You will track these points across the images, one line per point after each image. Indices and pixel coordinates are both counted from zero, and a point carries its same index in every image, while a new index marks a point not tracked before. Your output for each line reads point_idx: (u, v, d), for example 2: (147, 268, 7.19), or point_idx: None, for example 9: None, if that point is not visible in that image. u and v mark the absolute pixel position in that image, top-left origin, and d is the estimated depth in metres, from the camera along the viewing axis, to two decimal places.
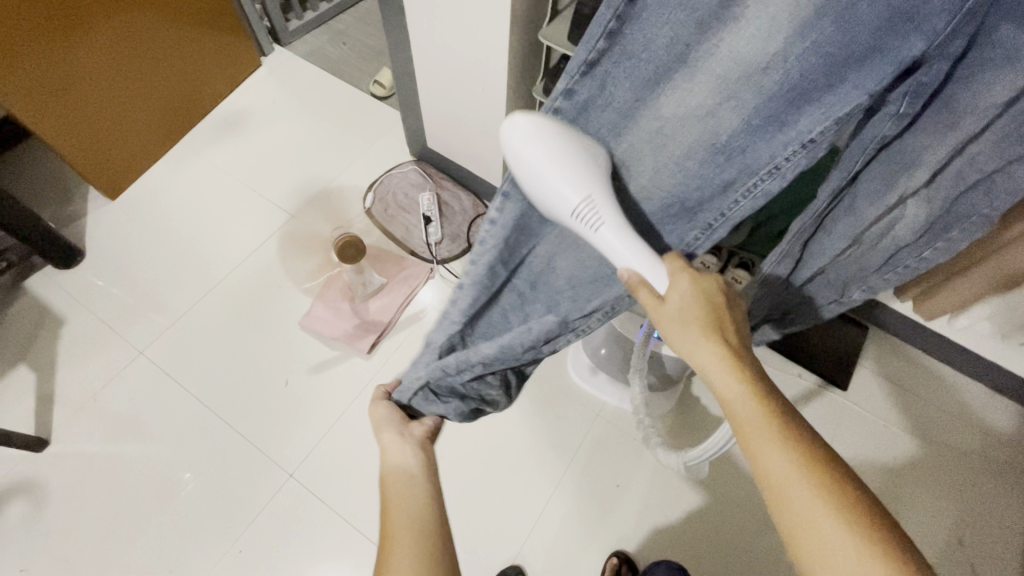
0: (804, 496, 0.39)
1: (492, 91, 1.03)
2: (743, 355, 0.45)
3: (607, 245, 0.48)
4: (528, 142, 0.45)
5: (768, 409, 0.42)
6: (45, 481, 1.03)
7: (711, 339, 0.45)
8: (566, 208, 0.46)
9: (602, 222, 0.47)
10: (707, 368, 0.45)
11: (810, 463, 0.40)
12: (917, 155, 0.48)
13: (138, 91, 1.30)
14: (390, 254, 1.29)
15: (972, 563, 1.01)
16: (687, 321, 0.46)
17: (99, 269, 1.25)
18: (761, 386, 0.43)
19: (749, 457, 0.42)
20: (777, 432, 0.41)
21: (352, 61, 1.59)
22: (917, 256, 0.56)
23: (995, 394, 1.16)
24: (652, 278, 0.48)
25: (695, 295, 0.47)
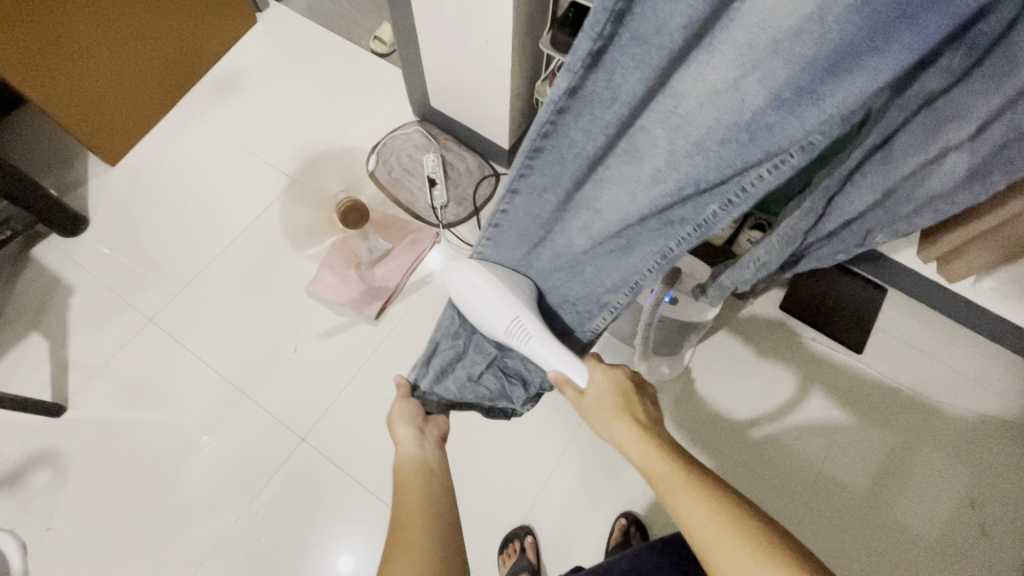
0: (722, 542, 0.43)
1: (496, 46, 0.97)
2: (654, 430, 0.54)
3: (537, 354, 0.62)
4: (477, 288, 0.62)
5: (681, 466, 0.49)
6: (65, 446, 1.06)
7: (624, 418, 0.55)
8: (501, 327, 0.61)
9: (531, 337, 0.61)
10: (625, 442, 0.53)
11: (722, 510, 0.45)
12: (966, 108, 0.44)
13: (133, 56, 1.26)
14: (395, 219, 1.26)
15: (982, 525, 1.01)
16: (603, 407, 0.56)
17: (105, 237, 1.24)
18: (676, 454, 0.50)
19: (673, 514, 0.47)
20: (691, 488, 0.47)
21: (351, 15, 1.51)
22: (951, 200, 0.55)
23: (1011, 356, 1.13)
24: (574, 377, 0.60)
25: (607, 384, 0.58)
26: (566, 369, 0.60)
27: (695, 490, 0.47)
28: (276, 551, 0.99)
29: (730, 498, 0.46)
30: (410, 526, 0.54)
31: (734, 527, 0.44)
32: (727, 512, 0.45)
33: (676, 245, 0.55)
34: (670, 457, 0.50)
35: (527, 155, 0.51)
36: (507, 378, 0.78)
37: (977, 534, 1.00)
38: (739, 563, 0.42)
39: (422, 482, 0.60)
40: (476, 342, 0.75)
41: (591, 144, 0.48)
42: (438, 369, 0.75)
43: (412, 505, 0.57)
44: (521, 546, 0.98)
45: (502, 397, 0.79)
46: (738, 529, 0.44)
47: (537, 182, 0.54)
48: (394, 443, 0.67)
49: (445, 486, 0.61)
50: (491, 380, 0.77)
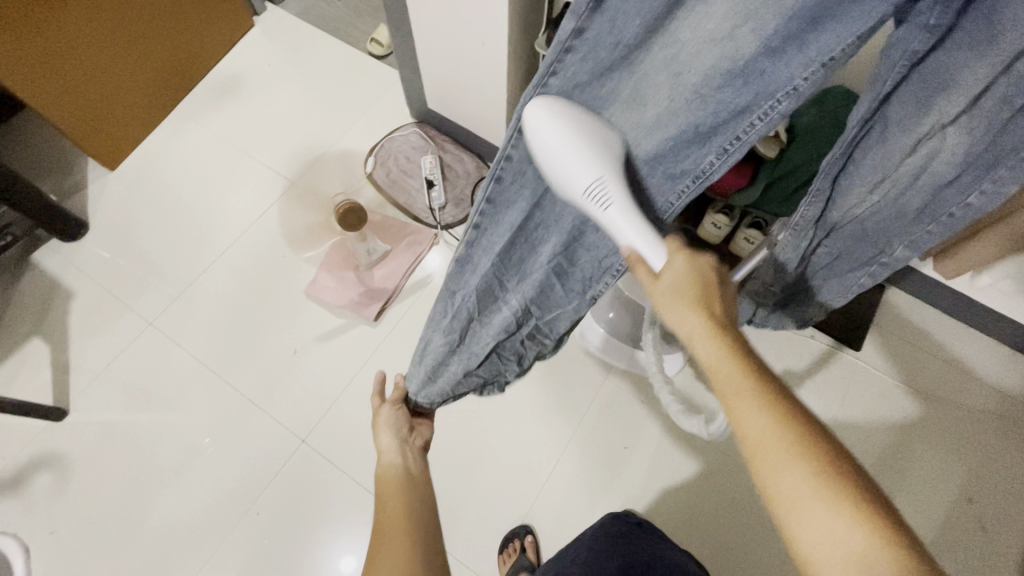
0: (782, 457, 0.36)
1: (492, 46, 0.97)
2: (732, 329, 0.44)
3: (611, 226, 0.48)
4: (557, 125, 0.44)
5: (752, 372, 0.40)
6: (67, 450, 1.06)
7: (699, 309, 0.44)
8: (579, 188, 0.46)
9: (612, 203, 0.47)
10: (692, 336, 0.44)
11: (791, 426, 0.37)
12: (953, 76, 0.43)
13: (130, 60, 1.26)
14: (393, 220, 1.27)
15: (982, 520, 1.01)
16: (680, 293, 0.45)
17: (104, 240, 1.25)
18: (749, 358, 0.41)
19: (728, 418, 0.40)
20: (761, 396, 0.39)
21: (348, 17, 1.52)
22: (962, 198, 0.53)
23: (1010, 351, 1.13)
24: (649, 258, 0.48)
25: (690, 272, 0.46)
26: (642, 247, 0.48)
27: (762, 399, 0.39)
28: (279, 553, 0.99)
29: (807, 418, 0.38)
30: (390, 526, 0.58)
31: (797, 445, 0.37)
32: (796, 430, 0.37)
33: (676, 199, 0.53)
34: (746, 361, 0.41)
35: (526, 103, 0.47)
36: (503, 360, 0.75)
37: (976, 530, 1.00)
38: (792, 484, 0.36)
39: (404, 487, 0.64)
40: (472, 331, 0.69)
41: (595, 87, 0.46)
42: (427, 374, 0.75)
43: (393, 507, 0.61)
44: (521, 545, 0.98)
45: (498, 376, 0.78)
46: (803, 448, 0.36)
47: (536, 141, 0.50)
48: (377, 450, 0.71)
49: (423, 487, 0.65)
50: (486, 367, 0.75)
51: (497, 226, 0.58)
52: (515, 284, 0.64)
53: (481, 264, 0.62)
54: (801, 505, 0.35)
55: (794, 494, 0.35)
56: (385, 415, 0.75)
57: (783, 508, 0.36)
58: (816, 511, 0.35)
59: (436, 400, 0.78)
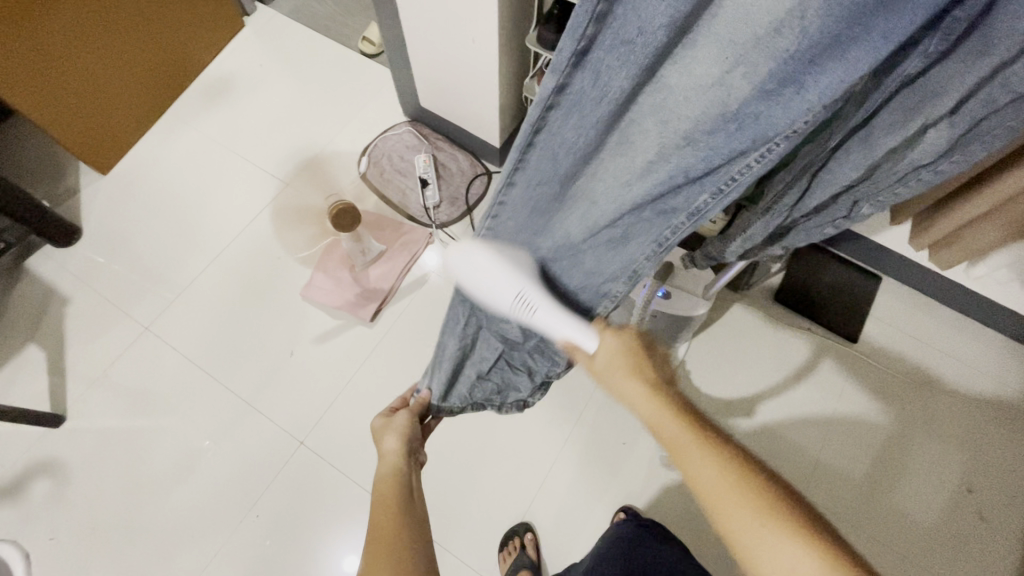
0: (728, 498, 0.45)
1: (483, 45, 0.97)
2: (668, 389, 0.53)
3: (545, 325, 0.56)
4: (473, 263, 0.53)
5: (689, 425, 0.49)
6: (66, 456, 1.06)
7: (637, 378, 0.54)
8: (506, 303, 0.54)
9: (537, 307, 0.55)
10: (636, 402, 0.53)
11: (730, 467, 0.46)
12: (943, 84, 0.45)
13: (116, 59, 1.24)
14: (387, 220, 1.26)
15: (980, 510, 1.01)
16: (616, 367, 0.55)
17: (98, 246, 1.25)
18: (685, 412, 0.50)
19: (681, 469, 0.48)
20: (701, 446, 0.48)
21: (339, 16, 1.51)
22: (933, 170, 0.54)
23: (1007, 341, 1.13)
24: (583, 341, 0.57)
25: (619, 346, 0.56)
26: (576, 337, 0.56)
27: (704, 447, 0.47)
28: (279, 554, 0.99)
29: (746, 464, 0.46)
30: (384, 533, 0.54)
31: (738, 484, 0.45)
32: (739, 476, 0.45)
33: (670, 235, 0.53)
34: (683, 421, 0.50)
35: (518, 153, 0.47)
36: (512, 369, 0.76)
37: (975, 520, 1.01)
38: (742, 519, 0.44)
39: (400, 494, 0.59)
40: (483, 341, 0.70)
41: (582, 141, 0.46)
42: (446, 379, 0.74)
43: (382, 515, 0.56)
44: (522, 543, 0.99)
45: (510, 387, 0.80)
46: (743, 486, 0.45)
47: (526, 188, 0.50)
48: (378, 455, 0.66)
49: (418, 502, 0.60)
50: (497, 375, 0.77)
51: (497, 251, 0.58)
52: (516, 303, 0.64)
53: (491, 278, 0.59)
54: (752, 537, 0.43)
55: (745, 529, 0.44)
56: (394, 419, 0.70)
57: (739, 540, 0.44)
58: (765, 540, 0.43)
59: (456, 404, 0.79)
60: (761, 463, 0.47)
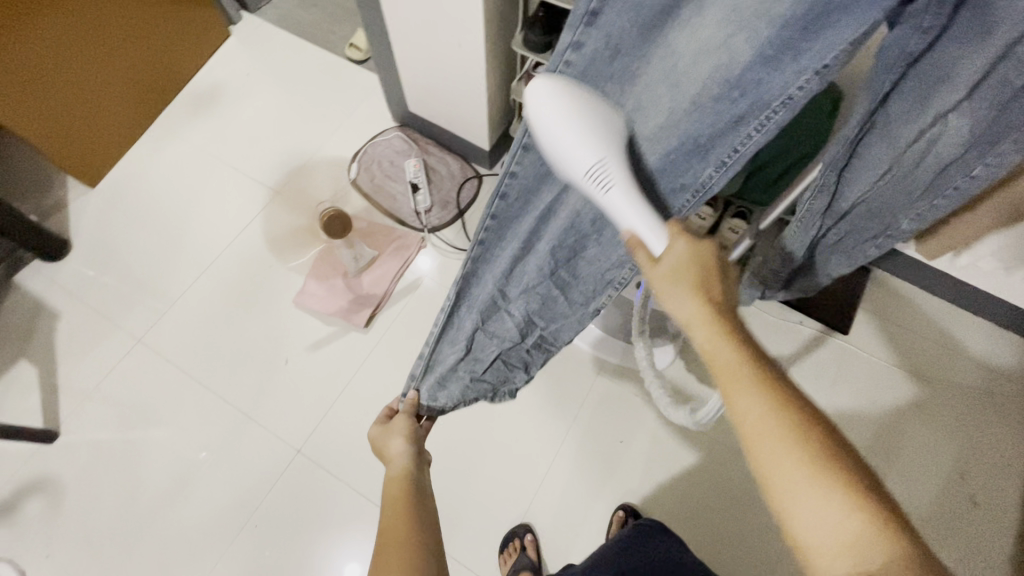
0: (773, 440, 0.40)
1: (469, 48, 0.97)
2: (729, 316, 0.47)
3: (614, 208, 0.48)
4: (557, 103, 0.43)
5: (746, 358, 0.44)
6: (59, 472, 1.05)
7: (698, 298, 0.47)
8: (579, 169, 0.45)
9: (613, 184, 0.46)
10: (691, 323, 0.47)
11: (783, 410, 0.41)
12: (951, 67, 0.44)
13: (94, 67, 1.22)
14: (379, 225, 1.26)
15: (973, 496, 1.03)
16: (681, 277, 0.48)
17: (88, 259, 1.24)
18: (745, 345, 0.45)
19: (725, 403, 0.43)
20: (755, 382, 0.42)
21: (325, 22, 1.51)
22: (967, 174, 0.52)
23: (995, 327, 1.15)
24: (649, 242, 0.48)
25: (691, 254, 0.49)
26: (644, 231, 0.48)
27: (758, 385, 0.42)
28: (278, 564, 0.99)
29: (800, 412, 0.41)
30: (396, 532, 0.53)
31: (788, 430, 0.40)
32: (791, 416, 0.41)
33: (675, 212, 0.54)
34: (744, 351, 0.44)
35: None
36: (509, 367, 0.75)
37: (968, 506, 1.02)
38: (784, 468, 0.39)
39: (411, 494, 0.57)
40: (479, 339, 0.70)
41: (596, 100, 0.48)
42: (437, 382, 0.71)
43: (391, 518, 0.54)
44: (521, 544, 0.99)
45: (503, 385, 0.76)
46: (794, 432, 0.40)
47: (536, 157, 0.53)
48: (382, 459, 0.64)
49: (427, 503, 0.58)
50: (493, 374, 0.74)
51: (500, 240, 0.61)
52: (515, 297, 0.67)
53: (486, 280, 0.65)
54: (792, 487, 0.39)
55: (786, 477, 0.39)
56: (396, 421, 0.68)
57: (776, 489, 0.39)
58: (807, 493, 0.38)
59: (447, 404, 0.73)
60: (816, 410, 0.42)
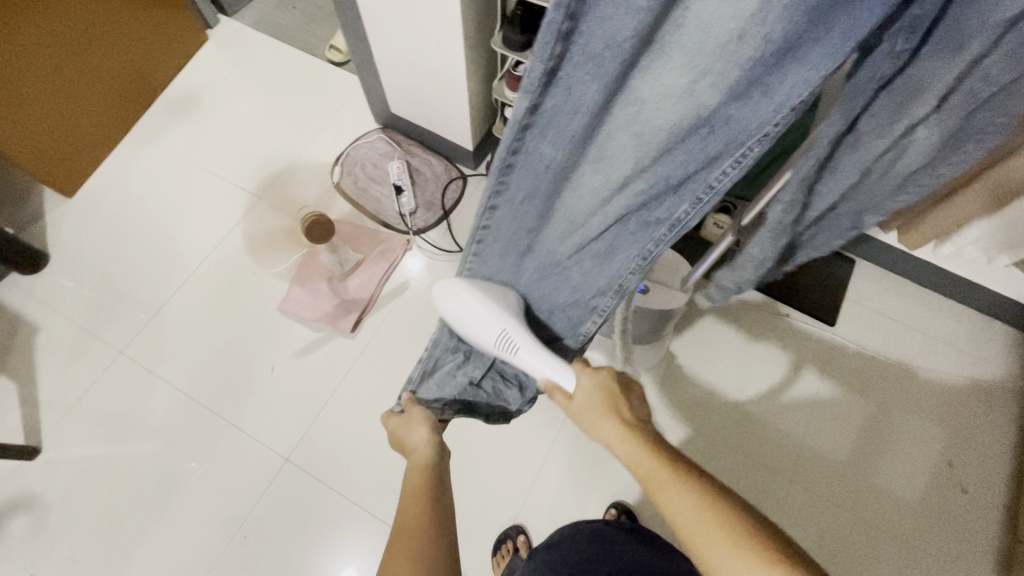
0: (707, 536, 0.43)
1: (449, 48, 0.96)
2: (641, 426, 0.54)
3: (528, 363, 0.63)
4: (461, 301, 0.64)
5: (663, 461, 0.49)
6: (43, 489, 1.03)
7: (612, 419, 0.55)
8: (490, 340, 0.63)
9: (519, 347, 0.63)
10: (614, 442, 0.54)
11: (705, 503, 0.45)
12: (924, 83, 0.42)
13: (69, 77, 1.19)
14: (363, 229, 1.25)
15: (962, 483, 1.03)
16: (595, 407, 0.57)
17: (67, 270, 1.21)
18: (660, 450, 0.51)
19: (660, 510, 0.47)
20: (675, 483, 0.47)
21: (304, 25, 1.49)
22: (932, 173, 0.56)
23: (978, 314, 1.16)
24: (563, 383, 0.62)
25: (595, 385, 0.59)
26: (554, 377, 0.62)
27: (678, 484, 0.47)
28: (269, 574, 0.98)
29: (721, 501, 0.45)
30: (410, 521, 0.54)
31: (717, 521, 0.44)
32: (716, 509, 0.44)
33: (653, 246, 0.55)
34: (660, 456, 0.50)
35: (498, 173, 0.49)
36: (505, 382, 0.76)
37: (957, 493, 1.03)
38: (723, 560, 0.42)
39: (430, 488, 0.58)
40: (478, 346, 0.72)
41: (559, 156, 0.47)
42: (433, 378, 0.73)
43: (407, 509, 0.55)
44: (514, 546, 0.98)
45: (497, 399, 0.77)
46: (723, 522, 0.43)
47: (509, 210, 0.54)
48: (403, 448, 0.65)
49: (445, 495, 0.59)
50: (489, 385, 0.75)
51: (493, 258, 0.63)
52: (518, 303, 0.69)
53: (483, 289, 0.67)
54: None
55: (729, 568, 0.42)
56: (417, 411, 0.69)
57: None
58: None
59: (444, 403, 0.74)
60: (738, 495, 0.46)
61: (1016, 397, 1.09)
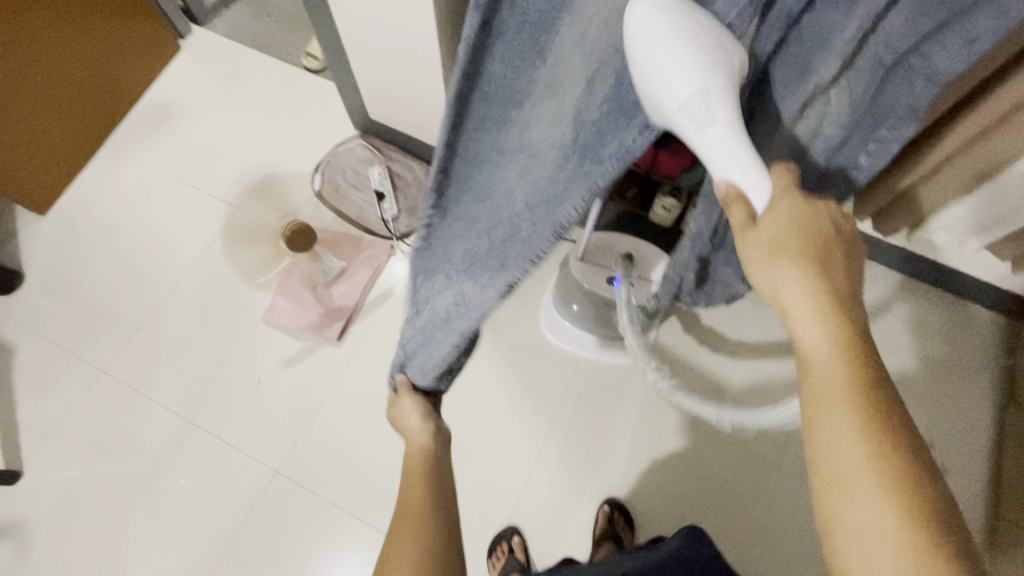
0: (861, 479, 0.37)
1: (424, 52, 0.96)
2: (845, 307, 0.40)
3: (709, 146, 0.41)
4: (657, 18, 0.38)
5: (853, 372, 0.38)
6: (26, 515, 1.01)
7: (805, 279, 0.40)
8: (675, 100, 0.39)
9: (714, 119, 0.40)
10: (792, 313, 0.41)
11: (882, 446, 0.37)
12: (826, 36, 0.42)
13: (39, 92, 1.17)
14: (347, 237, 1.25)
15: (943, 463, 1.06)
16: (778, 251, 0.41)
17: (43, 289, 1.19)
18: (858, 357, 0.39)
19: (808, 422, 0.39)
20: (858, 410, 0.38)
21: (280, 32, 1.48)
22: (856, 166, 0.54)
23: (960, 300, 1.18)
24: (755, 190, 0.42)
25: (793, 227, 0.41)
26: (744, 178, 0.42)
27: (860, 410, 0.38)
28: None
29: (901, 441, 0.37)
30: (412, 504, 0.59)
31: (877, 465, 0.36)
32: (890, 452, 0.37)
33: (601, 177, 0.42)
34: (855, 366, 0.39)
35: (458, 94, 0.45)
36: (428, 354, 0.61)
37: (939, 471, 1.06)
38: (862, 503, 0.36)
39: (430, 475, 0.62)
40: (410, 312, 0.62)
41: (512, 78, 0.46)
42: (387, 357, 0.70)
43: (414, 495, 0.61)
44: (509, 547, 0.99)
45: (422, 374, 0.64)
46: (886, 473, 0.36)
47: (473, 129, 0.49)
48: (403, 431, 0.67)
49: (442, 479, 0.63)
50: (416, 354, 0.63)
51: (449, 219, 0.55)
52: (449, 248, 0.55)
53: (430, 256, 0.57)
54: (859, 528, 0.36)
55: (852, 514, 0.37)
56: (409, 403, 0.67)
57: (839, 524, 0.37)
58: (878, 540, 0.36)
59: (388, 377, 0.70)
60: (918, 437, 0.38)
61: (995, 377, 1.12)
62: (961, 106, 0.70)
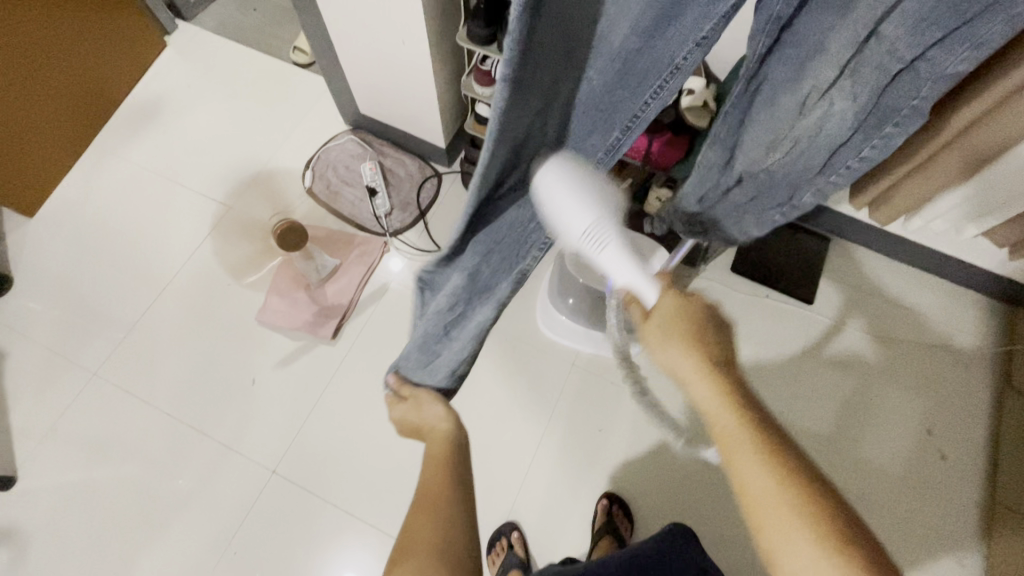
0: (772, 507, 0.45)
1: (412, 45, 0.95)
2: (724, 370, 0.50)
3: (609, 264, 0.51)
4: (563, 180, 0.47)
5: (743, 421, 0.47)
6: (22, 521, 1.01)
7: (690, 352, 0.50)
8: (577, 231, 0.48)
9: (608, 244, 0.50)
10: (691, 381, 0.50)
11: (781, 477, 0.45)
12: (819, 38, 0.51)
13: (25, 91, 1.15)
14: (339, 233, 1.23)
15: (941, 451, 1.06)
16: (671, 332, 0.51)
17: (33, 292, 1.18)
18: (745, 408, 0.48)
19: (729, 470, 0.47)
20: (756, 453, 0.46)
21: (267, 27, 1.46)
22: (857, 157, 0.62)
23: (957, 286, 1.18)
24: (645, 294, 0.53)
25: (677, 310, 0.52)
26: (638, 284, 0.52)
27: (758, 452, 0.46)
28: None
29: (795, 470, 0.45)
30: (431, 487, 0.58)
31: (784, 491, 0.45)
32: (787, 480, 0.45)
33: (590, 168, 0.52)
34: (745, 417, 0.47)
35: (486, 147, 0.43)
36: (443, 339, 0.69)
37: (938, 460, 1.06)
38: (780, 530, 0.44)
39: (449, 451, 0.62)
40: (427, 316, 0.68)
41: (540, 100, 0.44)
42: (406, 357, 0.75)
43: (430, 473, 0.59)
44: (509, 542, 0.99)
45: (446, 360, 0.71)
46: (789, 499, 0.44)
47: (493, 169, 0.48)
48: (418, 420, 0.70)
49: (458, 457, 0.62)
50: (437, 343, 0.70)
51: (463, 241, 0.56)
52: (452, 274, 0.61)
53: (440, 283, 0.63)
54: (786, 546, 0.44)
55: (782, 540, 0.44)
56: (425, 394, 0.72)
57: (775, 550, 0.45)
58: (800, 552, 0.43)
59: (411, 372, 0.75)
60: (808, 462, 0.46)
61: (992, 363, 1.12)
62: (951, 94, 0.70)
